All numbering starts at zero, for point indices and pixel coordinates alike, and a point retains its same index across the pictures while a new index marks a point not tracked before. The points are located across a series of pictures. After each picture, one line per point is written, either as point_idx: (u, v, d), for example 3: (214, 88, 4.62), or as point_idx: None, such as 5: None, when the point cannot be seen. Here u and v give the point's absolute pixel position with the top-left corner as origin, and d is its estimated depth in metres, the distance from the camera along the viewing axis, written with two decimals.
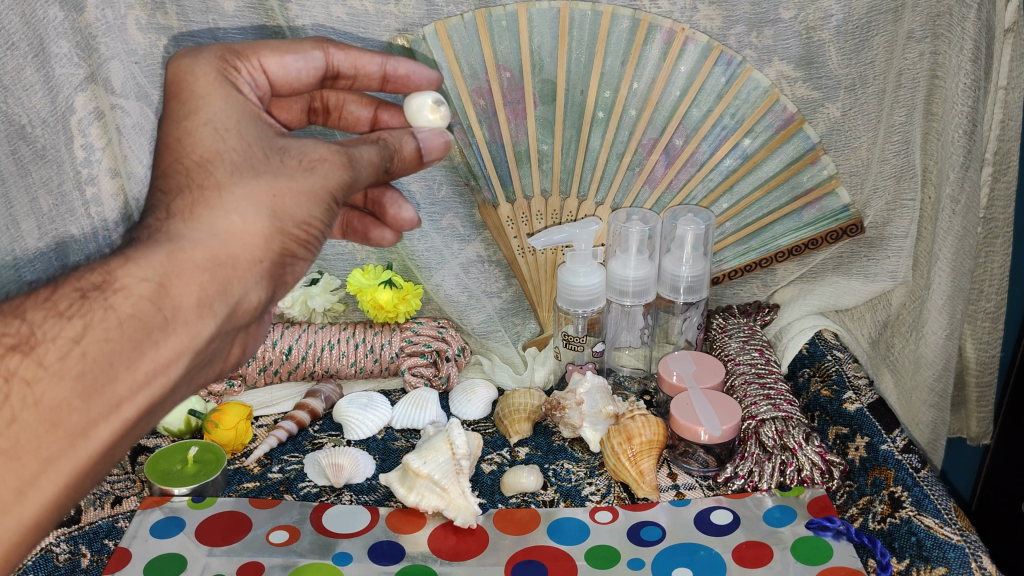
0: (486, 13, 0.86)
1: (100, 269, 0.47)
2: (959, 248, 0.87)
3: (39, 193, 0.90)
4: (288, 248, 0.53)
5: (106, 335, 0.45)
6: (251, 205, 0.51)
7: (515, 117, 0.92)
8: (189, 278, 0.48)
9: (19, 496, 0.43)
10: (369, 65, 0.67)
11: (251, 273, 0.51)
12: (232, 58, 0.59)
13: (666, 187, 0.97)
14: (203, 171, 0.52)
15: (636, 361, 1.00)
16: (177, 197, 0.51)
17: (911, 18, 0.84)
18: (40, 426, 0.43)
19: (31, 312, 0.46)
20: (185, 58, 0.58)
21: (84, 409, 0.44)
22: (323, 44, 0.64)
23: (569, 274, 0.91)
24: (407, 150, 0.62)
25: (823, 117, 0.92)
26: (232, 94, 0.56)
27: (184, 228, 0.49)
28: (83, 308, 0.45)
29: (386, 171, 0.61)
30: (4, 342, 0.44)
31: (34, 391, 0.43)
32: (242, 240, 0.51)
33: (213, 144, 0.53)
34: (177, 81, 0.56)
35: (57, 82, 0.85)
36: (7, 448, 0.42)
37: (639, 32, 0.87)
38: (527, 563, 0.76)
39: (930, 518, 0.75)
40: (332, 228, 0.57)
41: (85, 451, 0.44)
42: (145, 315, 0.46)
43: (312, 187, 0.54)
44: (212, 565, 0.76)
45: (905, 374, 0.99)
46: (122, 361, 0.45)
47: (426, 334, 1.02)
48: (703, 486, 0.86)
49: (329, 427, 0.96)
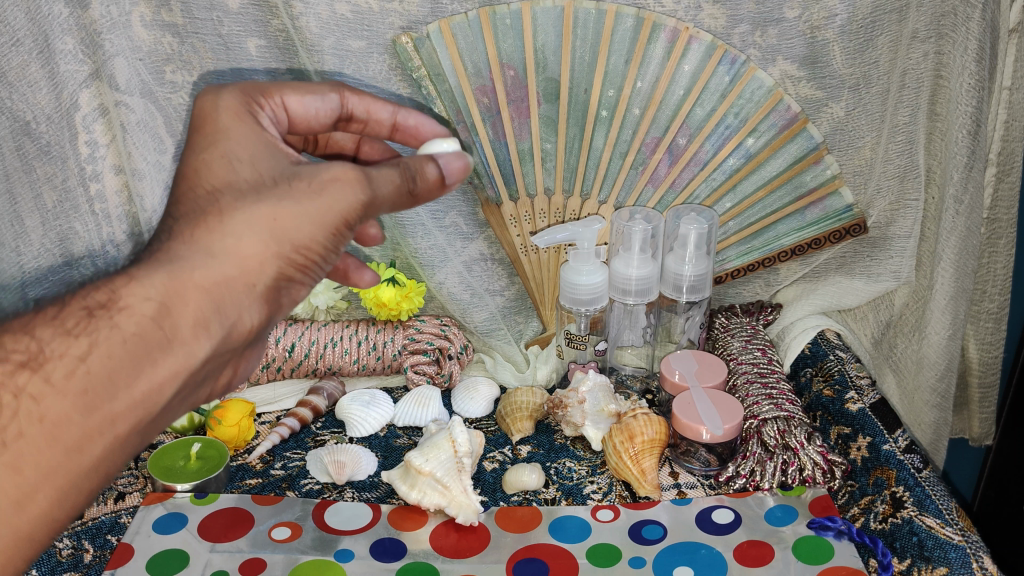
0: (491, 11, 0.86)
1: (107, 287, 0.47)
2: (962, 248, 0.87)
3: (43, 188, 0.90)
4: (286, 272, 0.51)
5: (109, 354, 0.45)
6: (250, 229, 0.49)
7: (518, 115, 0.92)
8: (191, 302, 0.47)
9: (20, 505, 0.45)
10: (382, 112, 0.66)
11: (246, 296, 0.50)
12: (256, 95, 0.58)
13: (669, 186, 0.97)
14: (212, 199, 0.50)
15: (639, 360, 1.01)
16: (182, 219, 0.50)
17: (915, 18, 0.83)
18: (41, 440, 0.44)
19: (41, 329, 0.46)
20: (209, 91, 0.58)
21: (83, 425, 0.45)
22: (341, 88, 0.64)
23: (572, 272, 0.91)
24: (428, 173, 0.56)
25: (827, 117, 0.92)
26: (255, 128, 0.56)
27: (185, 251, 0.48)
28: (89, 327, 0.46)
29: (411, 194, 0.56)
30: (13, 359, 0.45)
31: (39, 406, 0.44)
32: (240, 263, 0.49)
33: (225, 174, 0.52)
34: (201, 115, 0.56)
35: (62, 78, 0.85)
36: (10, 461, 0.44)
37: (643, 31, 0.87)
38: (528, 561, 0.76)
39: (932, 518, 0.75)
40: (343, 248, 0.54)
41: (82, 463, 0.46)
42: (145, 335, 0.46)
43: (321, 209, 0.51)
44: (214, 561, 0.76)
45: (908, 375, 0.98)
46: (121, 380, 0.45)
47: (428, 332, 1.01)
48: (705, 485, 0.86)
49: (331, 424, 0.96)
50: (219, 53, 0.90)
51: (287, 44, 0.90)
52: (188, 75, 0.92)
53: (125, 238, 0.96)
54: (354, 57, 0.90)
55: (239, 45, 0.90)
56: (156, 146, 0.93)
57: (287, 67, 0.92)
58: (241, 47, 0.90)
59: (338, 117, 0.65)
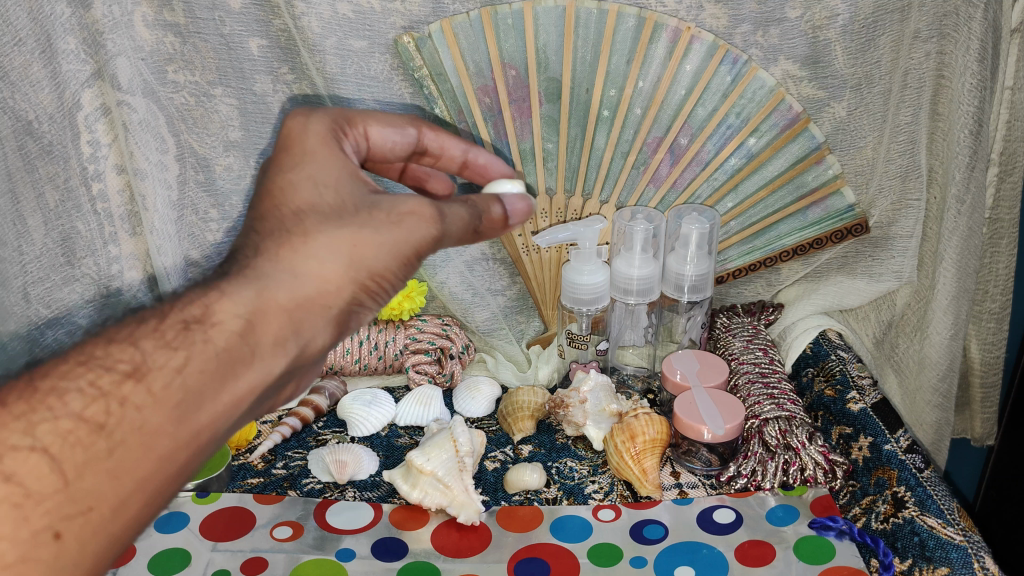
0: (492, 11, 0.86)
1: (199, 301, 0.48)
2: (964, 248, 0.87)
3: (46, 188, 0.90)
4: (358, 297, 0.53)
5: (204, 366, 0.47)
6: (331, 252, 0.51)
7: (520, 115, 0.92)
8: (274, 320, 0.49)
9: (115, 513, 0.44)
10: (454, 149, 0.68)
11: (321, 318, 0.51)
12: (343, 123, 0.60)
13: (671, 185, 0.97)
14: (296, 219, 0.52)
15: (640, 360, 1.01)
16: (268, 238, 0.51)
17: (917, 18, 0.83)
18: (138, 449, 0.44)
19: (141, 340, 0.47)
20: (300, 115, 0.59)
21: (174, 437, 0.45)
22: (418, 123, 0.66)
23: (573, 272, 0.91)
24: (495, 214, 0.60)
25: (829, 117, 0.92)
26: (340, 152, 0.57)
27: (269, 268, 0.50)
28: (186, 339, 0.47)
29: (475, 232, 0.58)
30: (118, 368, 0.46)
31: (140, 416, 0.45)
32: (320, 285, 0.51)
33: (310, 197, 0.53)
34: (289, 137, 0.57)
35: (64, 78, 0.86)
36: (112, 470, 0.44)
37: (645, 31, 0.87)
38: (529, 560, 0.76)
39: (933, 518, 0.74)
40: (410, 279, 0.56)
41: (170, 474, 0.46)
42: (234, 349, 0.48)
43: (396, 241, 0.53)
44: (215, 560, 0.76)
45: (910, 374, 0.99)
46: (211, 392, 0.47)
47: (430, 332, 1.02)
48: (706, 485, 0.86)
49: (333, 423, 0.96)
50: (221, 53, 0.90)
51: (288, 44, 0.91)
52: (190, 74, 0.91)
53: (128, 237, 0.97)
54: (355, 57, 0.90)
55: (240, 45, 0.90)
56: (158, 146, 0.92)
57: (289, 66, 0.92)
58: (243, 47, 0.90)
59: (412, 151, 0.67)
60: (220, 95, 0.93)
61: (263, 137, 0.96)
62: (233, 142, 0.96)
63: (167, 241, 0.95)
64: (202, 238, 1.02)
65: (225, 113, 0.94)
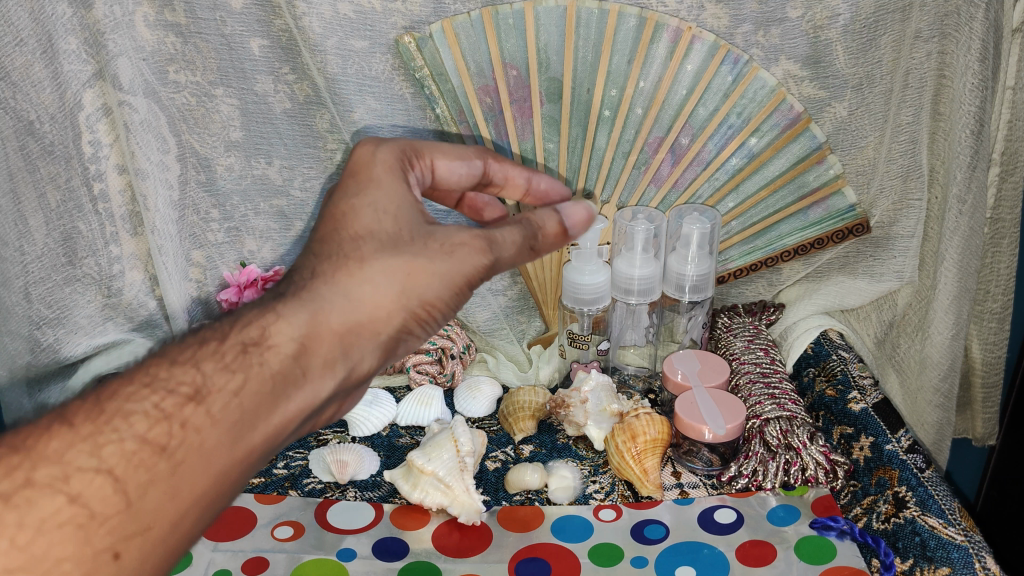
0: (493, 11, 0.86)
1: (256, 324, 0.51)
2: (966, 248, 0.87)
3: (47, 188, 0.91)
4: (408, 323, 0.56)
5: (260, 388, 0.49)
6: (385, 277, 0.54)
7: (522, 115, 0.92)
8: (325, 343, 0.52)
9: (174, 525, 0.47)
10: (518, 178, 0.70)
11: (370, 342, 0.54)
12: (411, 155, 0.63)
13: (672, 185, 0.96)
14: (353, 244, 0.55)
15: (641, 360, 1.00)
16: (323, 263, 0.54)
17: (919, 17, 0.83)
18: (199, 465, 0.48)
19: (201, 362, 0.50)
20: (369, 143, 0.62)
21: (229, 454, 0.49)
22: (484, 154, 0.68)
23: (574, 272, 0.91)
24: (549, 226, 0.62)
25: (830, 117, 0.92)
26: (404, 181, 0.60)
27: (325, 293, 0.53)
28: (243, 362, 0.50)
29: (532, 250, 0.61)
30: (180, 391, 0.48)
31: (201, 435, 0.48)
32: (372, 311, 0.54)
33: (368, 222, 0.56)
34: (357, 165, 0.60)
35: (66, 78, 0.86)
36: (173, 485, 0.47)
37: (646, 31, 0.87)
38: (530, 560, 0.76)
39: (935, 518, 0.75)
40: (461, 308, 0.59)
41: (227, 487, 0.49)
42: (287, 371, 0.51)
43: (449, 270, 0.56)
44: (216, 560, 0.77)
45: (911, 374, 0.99)
46: (265, 412, 0.50)
47: (431, 333, 1.02)
48: (707, 485, 0.86)
49: (334, 423, 0.96)
50: (221, 53, 0.90)
51: (289, 44, 0.90)
52: (192, 75, 0.91)
53: (129, 237, 0.97)
54: (356, 57, 0.89)
55: (242, 45, 0.89)
56: (159, 146, 0.92)
57: (290, 67, 0.92)
58: (244, 47, 0.90)
59: (478, 181, 0.69)
60: (220, 95, 0.93)
61: (264, 138, 0.96)
62: (234, 142, 0.96)
63: (168, 241, 0.95)
64: (203, 239, 1.01)
65: (226, 113, 0.94)
